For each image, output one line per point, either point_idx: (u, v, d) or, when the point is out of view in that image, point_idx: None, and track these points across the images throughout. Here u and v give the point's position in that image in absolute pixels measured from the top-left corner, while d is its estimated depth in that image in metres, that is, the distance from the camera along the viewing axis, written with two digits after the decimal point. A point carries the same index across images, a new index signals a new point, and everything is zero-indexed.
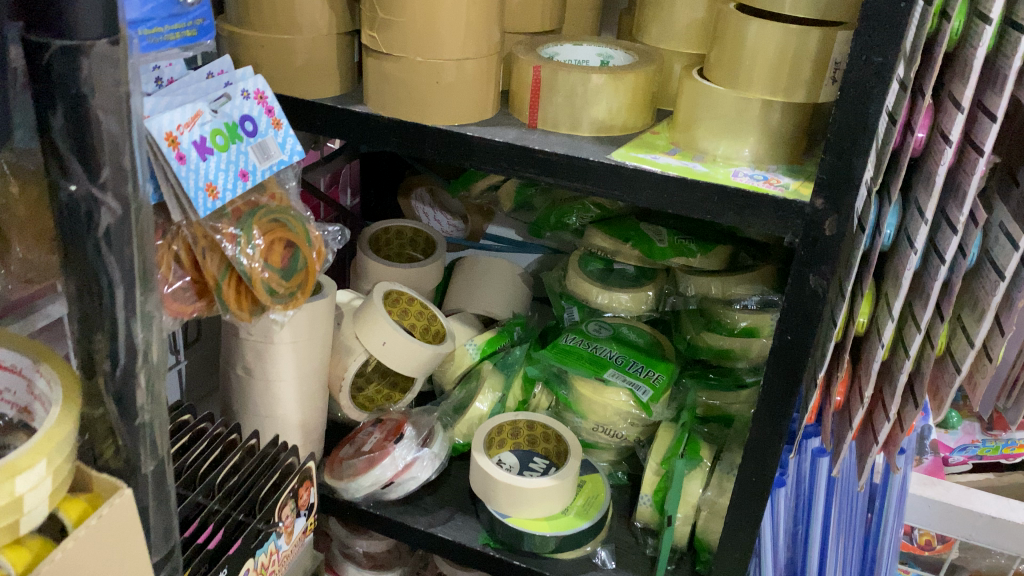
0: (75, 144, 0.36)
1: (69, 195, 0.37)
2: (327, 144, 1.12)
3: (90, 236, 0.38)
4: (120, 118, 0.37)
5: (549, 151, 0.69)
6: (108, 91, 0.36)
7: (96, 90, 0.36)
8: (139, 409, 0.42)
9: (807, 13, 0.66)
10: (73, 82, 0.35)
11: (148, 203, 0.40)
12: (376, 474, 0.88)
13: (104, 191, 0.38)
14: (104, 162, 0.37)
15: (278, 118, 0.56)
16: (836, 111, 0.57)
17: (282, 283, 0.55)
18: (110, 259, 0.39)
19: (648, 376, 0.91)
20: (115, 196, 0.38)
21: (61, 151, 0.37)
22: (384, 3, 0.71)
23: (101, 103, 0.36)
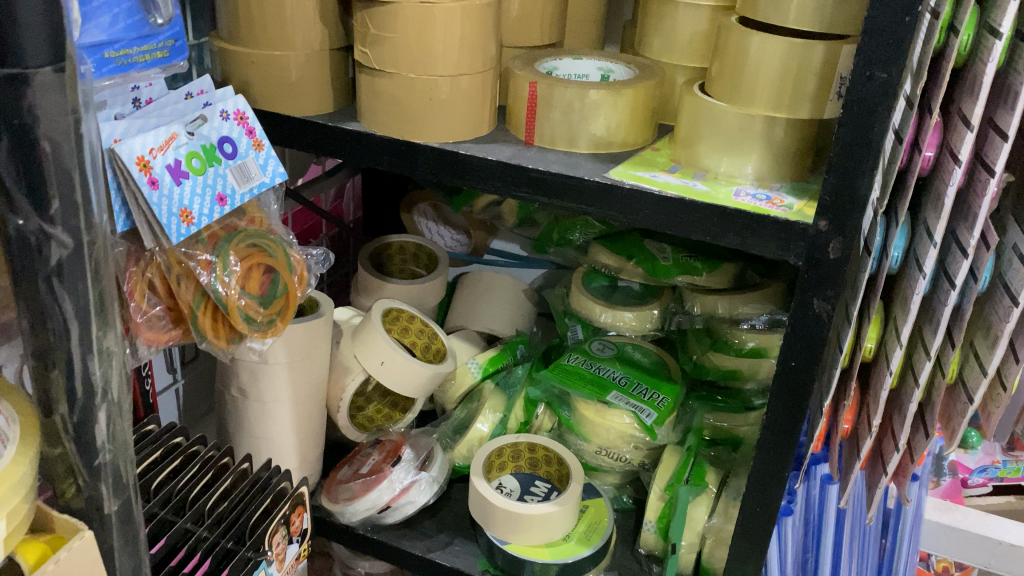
0: (23, 177, 0.35)
1: (18, 229, 0.36)
2: (329, 158, 1.11)
3: (41, 271, 0.37)
4: (67, 150, 0.36)
5: (543, 170, 0.67)
6: (55, 120, 0.35)
7: (41, 121, 0.35)
8: (100, 448, 0.41)
9: (812, 26, 0.64)
10: (17, 113, 0.34)
11: (103, 234, 0.39)
12: (372, 497, 0.87)
13: (53, 225, 0.37)
14: (53, 195, 0.36)
15: (259, 139, 0.54)
16: (839, 128, 0.55)
17: (261, 310, 0.53)
18: (62, 295, 0.38)
19: (653, 399, 0.88)
20: (65, 229, 0.37)
21: (8, 185, 0.36)
22: (375, 18, 0.69)
23: (47, 133, 0.35)
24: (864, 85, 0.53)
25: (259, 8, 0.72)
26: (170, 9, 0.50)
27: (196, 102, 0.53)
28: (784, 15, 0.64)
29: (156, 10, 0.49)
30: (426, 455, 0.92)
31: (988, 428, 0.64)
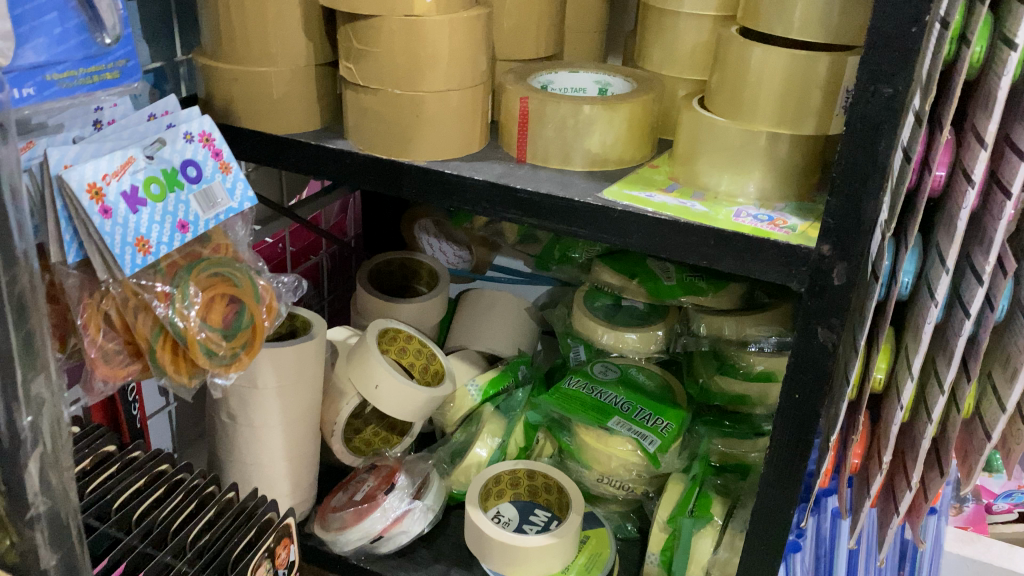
0: None
1: None
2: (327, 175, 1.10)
3: None
4: None
5: (532, 190, 0.64)
6: None
7: None
8: (32, 500, 0.41)
9: (818, 36, 0.60)
10: None
11: (32, 273, 0.37)
12: (365, 527, 0.83)
13: None
14: None
15: (226, 162, 0.52)
16: (842, 147, 0.51)
17: (224, 344, 0.50)
18: None
19: (657, 425, 0.84)
20: None
21: None
22: (359, 32, 0.66)
23: None
24: (867, 101, 0.49)
25: (241, 23, 0.69)
26: (119, 27, 0.48)
27: (159, 124, 0.50)
28: (788, 25, 0.61)
29: (104, 29, 0.47)
30: (421, 481, 0.89)
31: (1009, 465, 0.59)
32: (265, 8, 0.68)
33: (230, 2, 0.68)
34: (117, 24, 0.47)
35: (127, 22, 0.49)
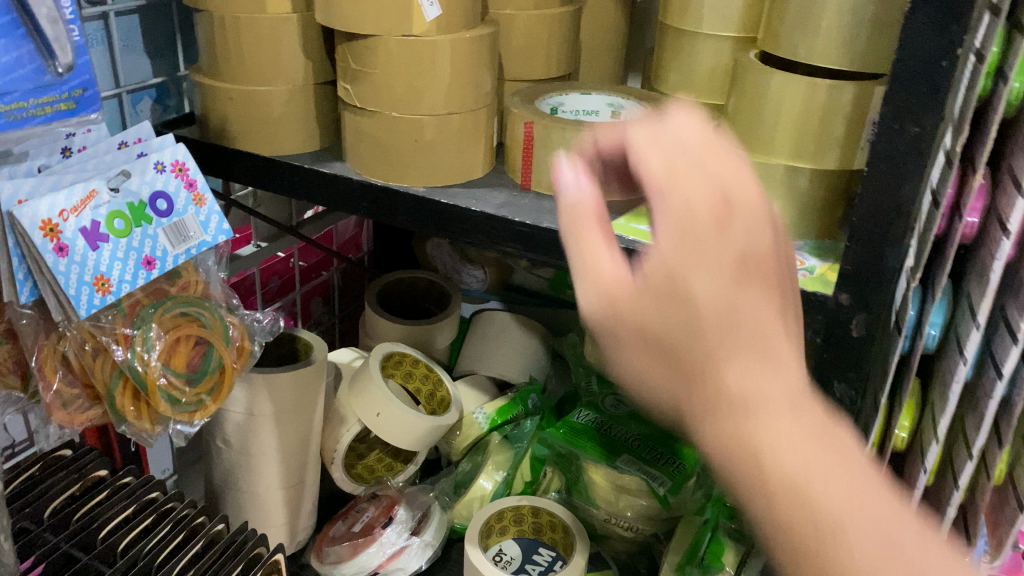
0: None
1: None
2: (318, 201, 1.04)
3: None
4: None
5: (531, 224, 0.60)
6: None
7: None
8: None
9: (844, 64, 0.55)
10: None
11: None
12: (360, 561, 0.81)
13: None
14: None
15: (201, 193, 0.49)
16: (862, 190, 0.47)
17: (188, 390, 0.48)
18: None
19: (668, 465, 0.80)
20: None
21: None
22: (356, 52, 0.63)
23: None
24: (891, 140, 0.45)
25: (236, 40, 0.66)
26: (71, 56, 0.45)
27: (129, 153, 0.47)
28: (810, 50, 0.56)
29: (55, 59, 0.45)
30: (421, 514, 0.86)
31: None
32: (260, 27, 0.65)
33: (225, 20, 0.66)
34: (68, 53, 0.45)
35: (82, 48, 0.46)
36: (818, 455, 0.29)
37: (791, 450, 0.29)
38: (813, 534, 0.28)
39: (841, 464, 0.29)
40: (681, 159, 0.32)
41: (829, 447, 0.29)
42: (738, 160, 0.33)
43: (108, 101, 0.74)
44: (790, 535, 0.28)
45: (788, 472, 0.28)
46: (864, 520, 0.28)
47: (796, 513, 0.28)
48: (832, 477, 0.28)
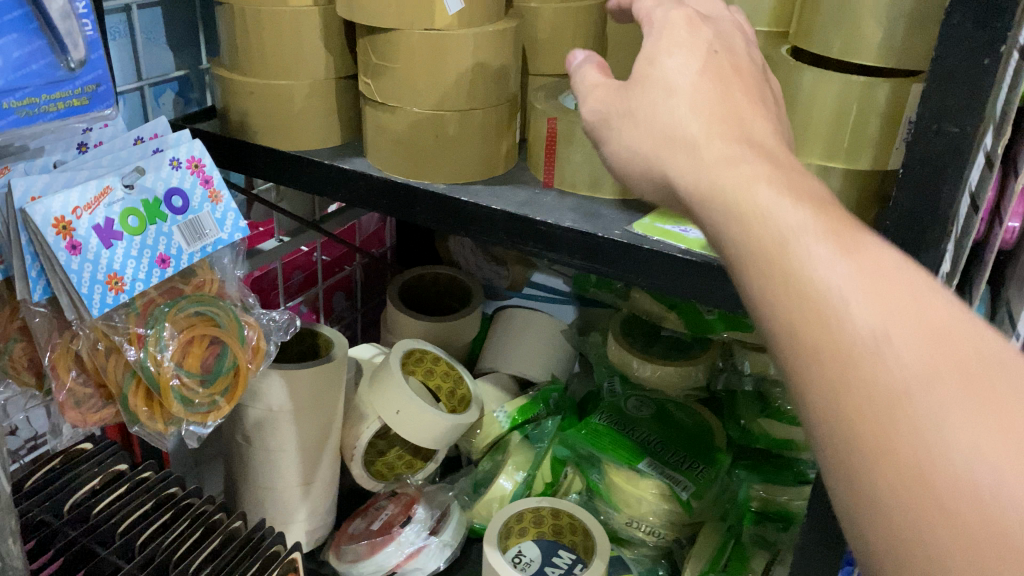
0: None
1: None
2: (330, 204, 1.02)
3: None
4: None
5: (552, 223, 0.58)
6: None
7: None
8: None
9: (880, 60, 0.53)
10: None
11: None
12: (378, 560, 0.80)
13: None
14: None
15: (217, 190, 0.48)
16: (897, 192, 0.45)
17: (201, 390, 0.47)
18: None
19: (691, 469, 0.79)
20: None
21: None
22: (377, 46, 0.62)
23: None
24: (928, 141, 0.43)
25: (258, 33, 0.65)
26: (84, 51, 0.45)
27: (145, 148, 0.47)
28: (845, 45, 0.54)
29: (69, 54, 0.45)
30: (440, 514, 0.85)
31: None
32: (282, 20, 0.65)
33: (247, 13, 0.65)
34: (80, 46, 0.45)
35: (96, 44, 0.46)
36: (849, 268, 0.28)
37: (755, 182, 0.31)
38: (846, 339, 0.27)
39: (886, 273, 0.27)
40: (664, 33, 0.41)
41: (864, 262, 0.28)
42: (739, 39, 0.42)
43: (130, 95, 0.74)
44: (815, 355, 0.27)
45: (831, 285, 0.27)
46: (923, 330, 0.26)
47: (848, 349, 0.26)
48: (866, 274, 0.27)
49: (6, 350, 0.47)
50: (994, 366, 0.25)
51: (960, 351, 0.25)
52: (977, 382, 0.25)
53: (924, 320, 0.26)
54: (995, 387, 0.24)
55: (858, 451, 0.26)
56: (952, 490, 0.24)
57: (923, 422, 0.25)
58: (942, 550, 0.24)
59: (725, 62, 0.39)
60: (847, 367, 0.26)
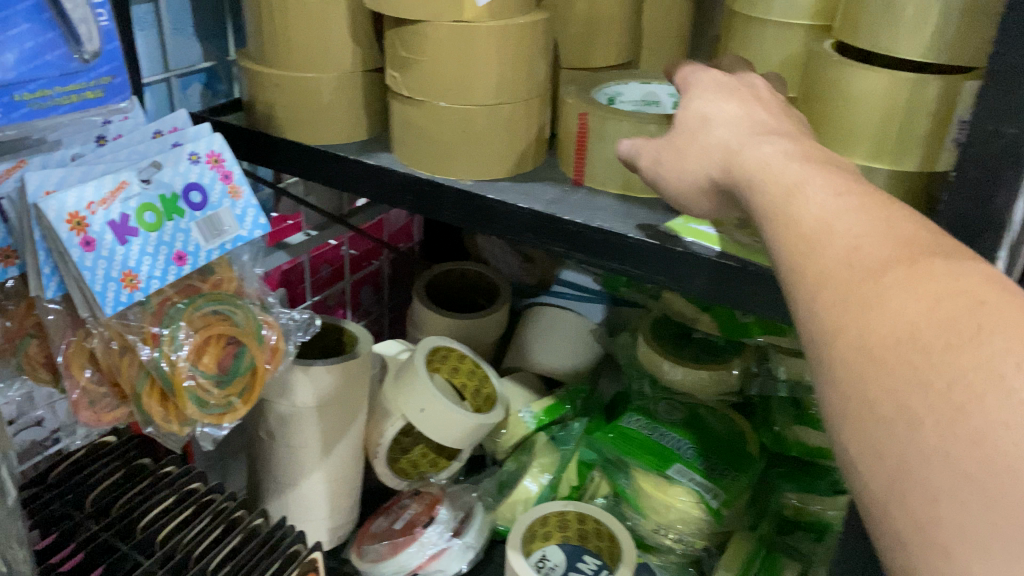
0: None
1: None
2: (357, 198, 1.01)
3: None
4: None
5: (581, 222, 0.56)
6: None
7: None
8: None
9: (930, 56, 0.51)
10: None
11: None
12: (400, 561, 0.79)
13: None
14: None
15: (236, 185, 0.47)
16: (948, 197, 0.43)
17: (217, 392, 0.45)
18: None
19: (722, 476, 0.76)
20: None
21: None
22: (404, 38, 0.60)
23: None
24: (983, 144, 0.40)
25: (285, 25, 0.64)
26: (98, 43, 0.44)
27: (164, 143, 0.46)
28: (893, 40, 0.51)
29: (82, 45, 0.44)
30: (463, 515, 0.84)
31: None
32: (308, 11, 0.63)
33: (273, 4, 0.64)
34: (93, 37, 0.44)
35: (111, 34, 0.45)
36: (844, 214, 0.33)
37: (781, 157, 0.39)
38: (831, 262, 0.32)
39: (874, 219, 0.33)
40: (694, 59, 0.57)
41: (865, 217, 0.33)
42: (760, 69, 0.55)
43: (157, 86, 0.73)
44: (812, 282, 0.32)
45: (834, 230, 0.33)
46: (899, 257, 0.30)
47: (835, 269, 0.32)
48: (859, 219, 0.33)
49: (21, 347, 0.46)
50: (953, 269, 0.29)
51: (927, 265, 0.30)
52: (930, 276, 0.29)
53: (896, 247, 0.31)
54: (945, 278, 0.29)
55: (834, 343, 0.30)
56: (900, 352, 0.28)
57: (869, 298, 0.30)
58: (871, 397, 0.28)
59: (762, 105, 0.48)
60: (819, 270, 0.32)
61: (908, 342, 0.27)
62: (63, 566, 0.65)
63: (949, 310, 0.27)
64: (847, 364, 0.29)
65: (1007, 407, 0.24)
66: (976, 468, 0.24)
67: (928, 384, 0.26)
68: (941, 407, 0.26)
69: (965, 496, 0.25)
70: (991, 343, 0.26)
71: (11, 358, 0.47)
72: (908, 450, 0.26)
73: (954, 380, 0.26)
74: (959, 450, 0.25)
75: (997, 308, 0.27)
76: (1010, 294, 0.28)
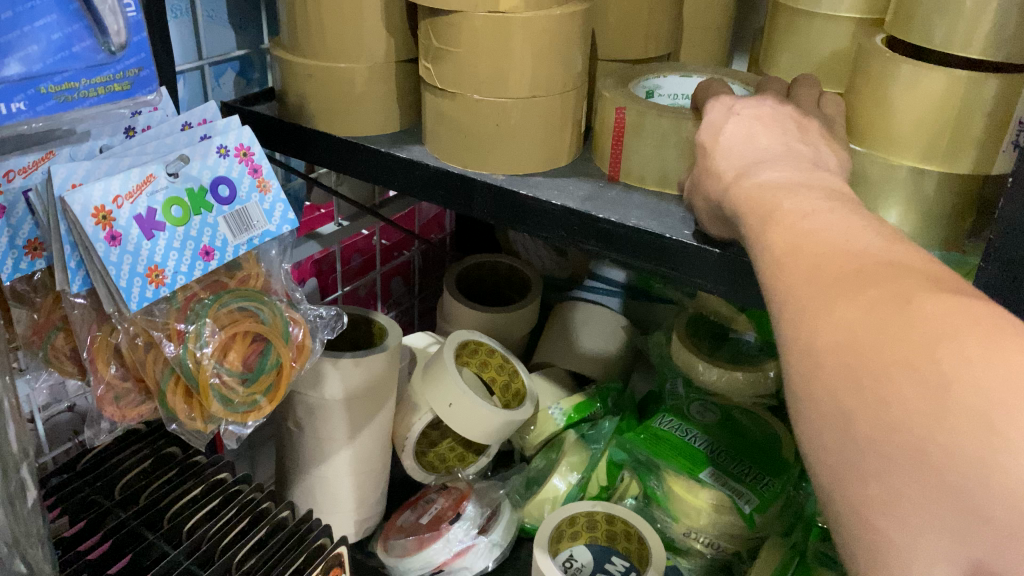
0: None
1: None
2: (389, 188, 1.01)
3: None
4: None
5: (615, 221, 0.55)
6: None
7: None
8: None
9: (988, 53, 0.48)
10: None
11: None
12: (426, 556, 0.79)
13: None
14: None
15: (265, 179, 0.46)
16: (1005, 203, 0.40)
17: (241, 389, 0.45)
18: None
19: (756, 481, 0.75)
20: None
21: None
22: (439, 29, 0.58)
23: None
24: None
25: (318, 14, 0.63)
26: (126, 34, 0.44)
27: (192, 135, 0.45)
28: (948, 36, 0.49)
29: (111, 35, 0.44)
30: (490, 512, 0.83)
31: None
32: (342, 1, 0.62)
33: None
34: (121, 29, 0.43)
35: (138, 25, 0.45)
36: (810, 230, 0.34)
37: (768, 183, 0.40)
38: (792, 271, 0.33)
39: (842, 228, 0.33)
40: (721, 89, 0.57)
41: (838, 228, 0.33)
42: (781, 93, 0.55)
43: (191, 74, 0.73)
44: (777, 290, 0.33)
45: (830, 254, 0.34)
46: (853, 263, 0.31)
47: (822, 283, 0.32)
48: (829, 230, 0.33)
49: (48, 339, 0.46)
50: (895, 271, 0.30)
51: (875, 271, 0.30)
52: (872, 281, 0.30)
53: (863, 257, 0.32)
54: (886, 282, 0.29)
55: (790, 350, 0.31)
56: (836, 356, 0.29)
57: (812, 305, 0.31)
58: (820, 397, 0.29)
59: None
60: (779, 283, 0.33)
61: (843, 344, 0.29)
62: (91, 554, 0.65)
63: (894, 312, 0.28)
64: (799, 368, 0.30)
65: (921, 396, 0.25)
66: (912, 455, 0.25)
67: (858, 382, 0.27)
68: (868, 403, 0.27)
69: (935, 501, 0.25)
70: (913, 338, 0.27)
71: (38, 350, 0.46)
72: (851, 448, 0.28)
73: (880, 378, 0.27)
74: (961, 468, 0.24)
75: (924, 304, 0.27)
76: (948, 291, 0.28)
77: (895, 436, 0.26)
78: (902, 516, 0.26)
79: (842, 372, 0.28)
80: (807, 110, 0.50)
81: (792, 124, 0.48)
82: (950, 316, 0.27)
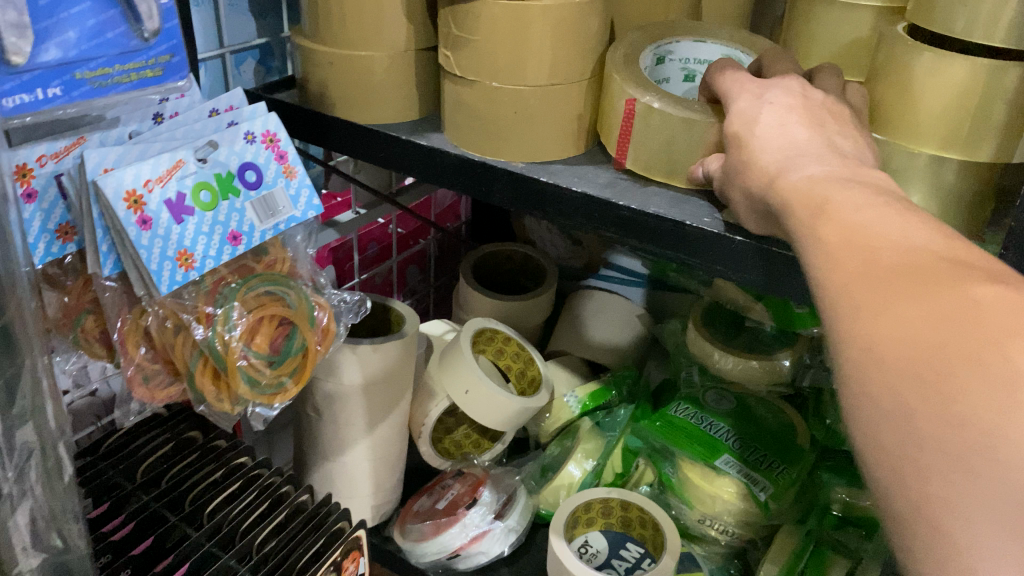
0: None
1: None
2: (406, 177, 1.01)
3: None
4: None
5: (635, 208, 0.55)
6: None
7: None
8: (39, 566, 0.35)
9: (1011, 41, 0.48)
10: None
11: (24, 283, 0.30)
12: (442, 541, 0.79)
13: None
14: None
15: (291, 165, 0.47)
16: None
17: (268, 371, 0.45)
18: None
19: (771, 468, 0.75)
20: None
21: None
22: (459, 17, 0.59)
23: None
24: None
25: (339, 3, 0.63)
26: (159, 20, 0.44)
27: (220, 121, 0.46)
28: (970, 25, 0.49)
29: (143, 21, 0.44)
30: (506, 498, 0.84)
31: None
32: None
33: None
34: (155, 16, 0.44)
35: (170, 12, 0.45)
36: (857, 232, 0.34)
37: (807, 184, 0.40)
38: (844, 272, 0.33)
39: (893, 226, 0.33)
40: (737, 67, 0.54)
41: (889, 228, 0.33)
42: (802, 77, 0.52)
43: (212, 62, 0.73)
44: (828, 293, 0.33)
45: (858, 239, 0.34)
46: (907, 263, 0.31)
47: (852, 271, 0.33)
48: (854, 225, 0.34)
49: (78, 323, 0.47)
50: (956, 268, 0.30)
51: (933, 269, 0.30)
52: (929, 281, 0.30)
53: (916, 253, 0.31)
54: (946, 283, 0.29)
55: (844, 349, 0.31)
56: (898, 353, 0.28)
57: (868, 307, 0.31)
58: (875, 393, 0.29)
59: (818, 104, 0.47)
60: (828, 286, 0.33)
61: (907, 344, 0.28)
62: (115, 536, 0.66)
63: (924, 288, 0.29)
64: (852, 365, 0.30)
65: (990, 390, 0.25)
66: (981, 452, 0.25)
67: (921, 378, 0.27)
68: (929, 399, 0.27)
69: (963, 480, 0.26)
70: (983, 335, 0.26)
71: (69, 332, 0.47)
72: (908, 441, 0.27)
73: (944, 374, 0.27)
74: (1000, 445, 0.25)
75: (993, 307, 0.27)
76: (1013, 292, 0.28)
77: (924, 412, 0.27)
78: (932, 495, 0.26)
79: (903, 369, 0.28)
80: (828, 99, 0.50)
81: (815, 112, 0.48)
82: (1011, 307, 0.27)
